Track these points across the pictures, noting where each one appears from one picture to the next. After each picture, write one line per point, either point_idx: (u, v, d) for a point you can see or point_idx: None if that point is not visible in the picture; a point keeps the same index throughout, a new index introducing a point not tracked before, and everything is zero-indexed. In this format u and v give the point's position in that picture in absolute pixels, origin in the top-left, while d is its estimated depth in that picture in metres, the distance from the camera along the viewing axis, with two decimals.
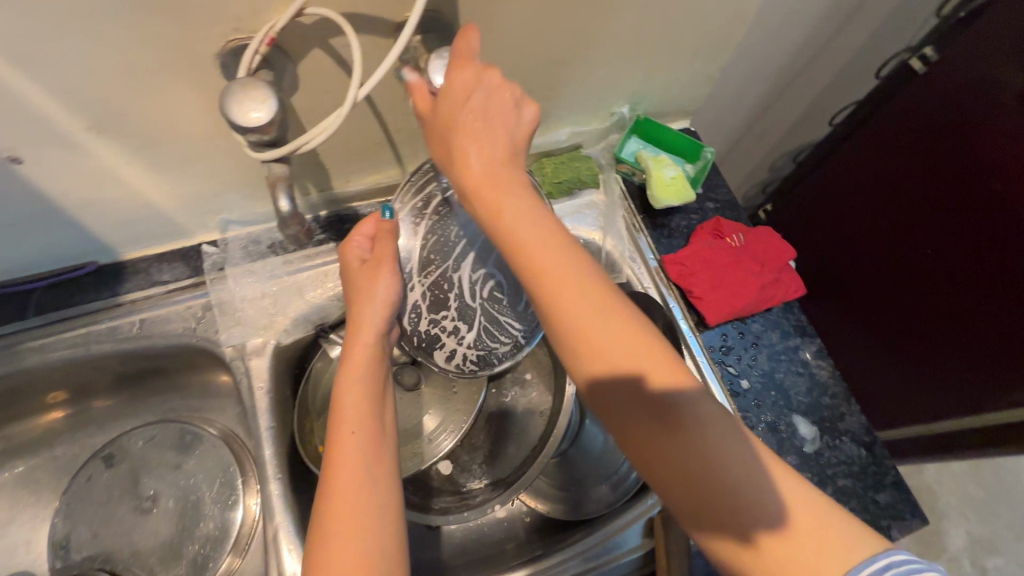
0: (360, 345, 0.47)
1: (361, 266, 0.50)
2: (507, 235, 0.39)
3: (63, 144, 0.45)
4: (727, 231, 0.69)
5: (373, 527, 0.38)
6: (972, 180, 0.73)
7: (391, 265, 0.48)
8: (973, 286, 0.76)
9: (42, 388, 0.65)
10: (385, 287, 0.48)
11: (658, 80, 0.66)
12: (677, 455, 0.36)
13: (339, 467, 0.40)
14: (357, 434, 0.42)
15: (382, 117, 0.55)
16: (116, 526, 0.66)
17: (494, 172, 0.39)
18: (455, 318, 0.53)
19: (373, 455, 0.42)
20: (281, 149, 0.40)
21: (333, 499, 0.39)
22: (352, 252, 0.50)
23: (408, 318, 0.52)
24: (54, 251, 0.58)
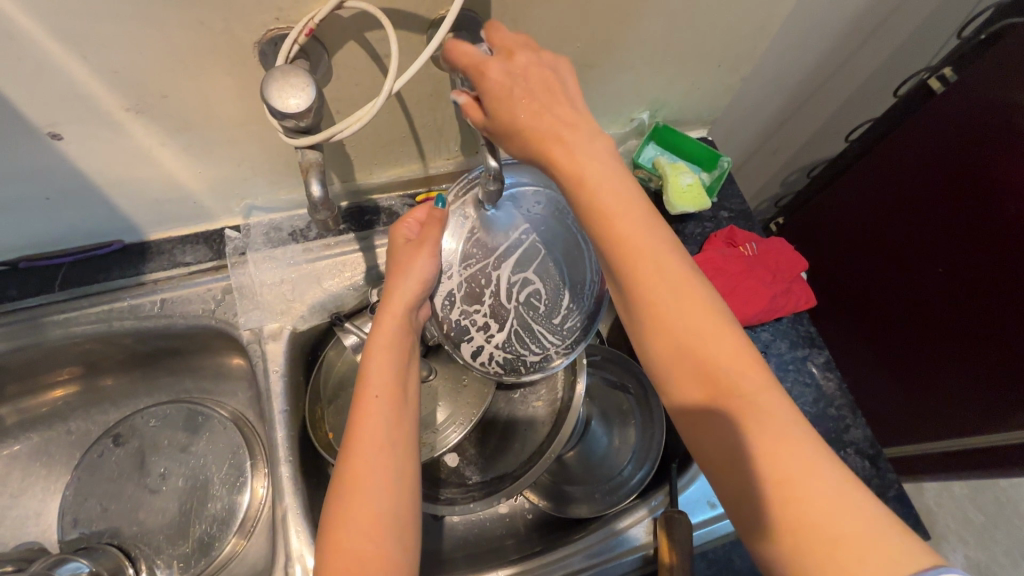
0: (393, 316, 0.49)
1: (406, 243, 0.52)
2: (591, 197, 0.38)
3: (103, 122, 0.46)
4: (740, 240, 0.69)
5: (389, 483, 0.41)
6: (992, 195, 0.72)
7: (432, 249, 0.50)
8: (996, 300, 0.75)
9: (61, 363, 0.66)
10: (424, 265, 0.50)
11: (679, 88, 0.67)
12: (723, 434, 0.36)
13: (363, 425, 0.43)
14: (382, 396, 0.45)
15: (409, 111, 0.56)
16: (125, 502, 0.67)
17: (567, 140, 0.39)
18: (487, 315, 0.52)
19: (395, 416, 0.44)
20: (316, 136, 0.41)
21: (354, 454, 0.42)
22: (401, 232, 0.53)
23: (442, 304, 0.52)
24: (82, 228, 0.59)
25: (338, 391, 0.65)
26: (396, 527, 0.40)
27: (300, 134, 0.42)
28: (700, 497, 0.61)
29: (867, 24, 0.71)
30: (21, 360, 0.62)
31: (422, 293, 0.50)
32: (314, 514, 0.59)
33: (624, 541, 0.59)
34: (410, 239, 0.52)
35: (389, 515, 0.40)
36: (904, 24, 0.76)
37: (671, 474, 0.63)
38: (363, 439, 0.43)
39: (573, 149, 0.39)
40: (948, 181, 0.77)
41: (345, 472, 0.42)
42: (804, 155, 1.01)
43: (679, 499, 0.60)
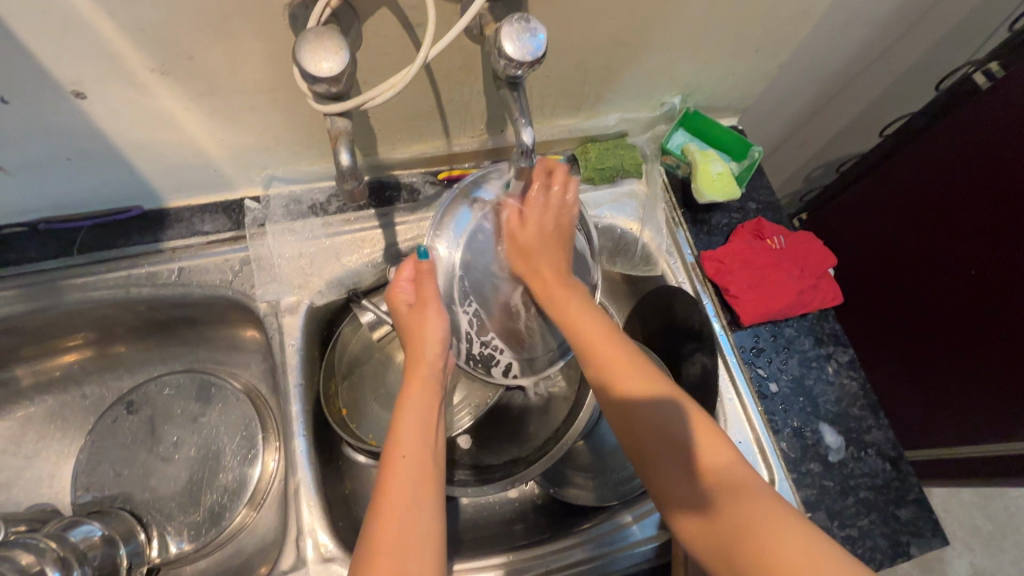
0: (418, 381, 0.52)
1: (409, 310, 0.55)
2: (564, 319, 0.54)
3: (127, 82, 0.45)
4: (768, 233, 0.68)
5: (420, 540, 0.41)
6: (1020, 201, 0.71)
7: (436, 305, 0.54)
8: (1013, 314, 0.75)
9: (77, 327, 0.65)
10: (436, 325, 0.53)
11: (714, 72, 0.65)
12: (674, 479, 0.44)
13: (389, 492, 0.43)
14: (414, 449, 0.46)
15: (437, 86, 0.55)
16: (137, 468, 0.67)
17: (549, 275, 0.56)
18: (501, 336, 0.60)
19: (422, 476, 0.45)
20: (346, 103, 0.40)
21: (384, 509, 0.42)
22: (398, 298, 0.55)
23: (462, 346, 0.59)
24: (102, 192, 0.58)
25: (353, 368, 0.66)
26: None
27: (330, 101, 0.40)
28: None
29: (915, 12, 0.68)
30: (38, 323, 0.62)
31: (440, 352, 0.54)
32: (326, 488, 0.59)
33: (635, 532, 0.59)
34: (415, 304, 0.54)
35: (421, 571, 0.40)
36: (952, 15, 0.73)
37: None
38: (393, 494, 0.43)
39: (552, 282, 0.56)
40: (987, 183, 0.75)
41: (375, 527, 0.42)
42: (833, 150, 0.98)
43: None
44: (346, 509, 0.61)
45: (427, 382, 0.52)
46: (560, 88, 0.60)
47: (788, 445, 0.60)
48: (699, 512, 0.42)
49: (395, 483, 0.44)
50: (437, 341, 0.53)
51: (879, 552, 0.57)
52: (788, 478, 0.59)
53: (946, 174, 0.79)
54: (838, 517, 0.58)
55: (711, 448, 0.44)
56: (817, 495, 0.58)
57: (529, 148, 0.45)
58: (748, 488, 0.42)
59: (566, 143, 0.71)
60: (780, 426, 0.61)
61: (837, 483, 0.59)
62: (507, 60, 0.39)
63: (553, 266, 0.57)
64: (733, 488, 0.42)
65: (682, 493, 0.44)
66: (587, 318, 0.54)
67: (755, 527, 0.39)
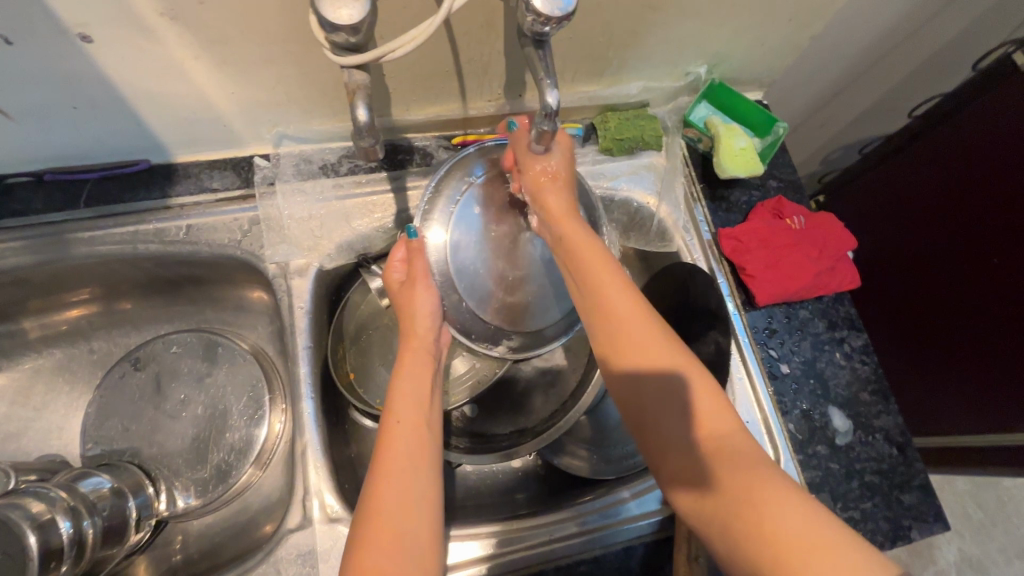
0: (413, 353, 0.52)
1: (400, 286, 0.54)
2: (580, 274, 0.49)
3: (136, 28, 0.43)
4: (788, 212, 0.66)
5: (414, 508, 0.41)
6: None
7: (426, 280, 0.53)
8: None
9: (86, 282, 0.65)
10: (425, 299, 0.52)
11: (744, 41, 0.62)
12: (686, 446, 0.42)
13: (388, 449, 0.44)
14: (405, 419, 0.47)
15: (456, 44, 0.52)
16: (145, 424, 0.67)
17: (558, 213, 0.52)
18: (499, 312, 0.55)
19: (416, 444, 0.45)
20: (365, 54, 0.38)
21: (379, 477, 0.43)
22: (392, 277, 0.55)
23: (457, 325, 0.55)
24: (109, 143, 0.57)
25: (361, 333, 0.65)
26: (418, 555, 0.39)
27: (348, 52, 0.39)
28: None
29: None
30: (45, 275, 0.61)
31: (433, 322, 0.54)
32: (333, 451, 0.59)
33: (635, 507, 0.59)
34: (403, 282, 0.54)
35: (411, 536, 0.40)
36: None
37: None
38: (393, 459, 0.44)
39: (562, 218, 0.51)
40: (1015, 168, 0.73)
41: (370, 493, 0.42)
42: (855, 132, 0.96)
43: None
44: (351, 471, 0.61)
45: (419, 357, 0.52)
46: (582, 51, 0.58)
47: (796, 426, 0.60)
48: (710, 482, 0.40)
49: (390, 453, 0.44)
50: (425, 318, 0.53)
51: (879, 534, 0.57)
52: (793, 458, 0.59)
53: (974, 158, 0.77)
54: (842, 498, 0.58)
55: (723, 419, 0.42)
56: (822, 477, 0.58)
57: (554, 110, 0.42)
58: (744, 452, 0.40)
59: (585, 111, 0.68)
60: (789, 407, 0.61)
61: (842, 465, 0.59)
62: (534, 15, 0.37)
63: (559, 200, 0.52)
64: (733, 456, 0.40)
65: (693, 461, 0.41)
66: (603, 263, 0.49)
67: (750, 494, 0.37)
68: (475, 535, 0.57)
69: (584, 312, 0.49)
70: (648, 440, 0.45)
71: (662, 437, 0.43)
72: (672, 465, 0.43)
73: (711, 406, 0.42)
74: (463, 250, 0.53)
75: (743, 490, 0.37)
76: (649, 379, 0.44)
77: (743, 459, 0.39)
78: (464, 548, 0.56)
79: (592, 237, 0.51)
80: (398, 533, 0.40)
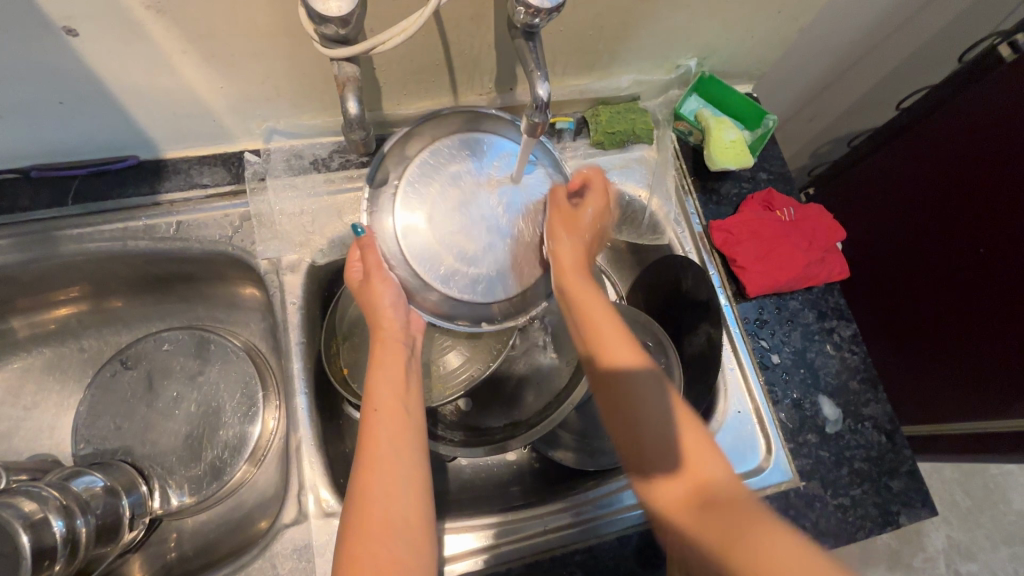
0: (383, 341, 0.52)
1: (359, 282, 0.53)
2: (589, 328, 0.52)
3: (123, 21, 0.43)
4: (778, 204, 0.67)
5: (400, 494, 0.42)
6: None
7: (381, 272, 0.51)
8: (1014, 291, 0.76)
9: (77, 280, 0.65)
10: (382, 291, 0.51)
11: (733, 35, 0.62)
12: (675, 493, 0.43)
13: (371, 438, 0.45)
14: (385, 408, 0.46)
15: (447, 38, 0.52)
16: (137, 422, 0.67)
17: (567, 262, 0.55)
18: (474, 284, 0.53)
19: (397, 432, 0.45)
20: (355, 47, 0.38)
21: (365, 465, 0.43)
22: (353, 275, 0.55)
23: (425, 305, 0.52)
24: (95, 139, 0.56)
25: (353, 329, 0.64)
26: (409, 540, 0.41)
27: (338, 45, 0.38)
28: None
29: None
30: (34, 273, 0.61)
31: (399, 307, 0.52)
32: (327, 446, 0.59)
33: (628, 497, 0.59)
34: (362, 280, 0.53)
35: (403, 520, 0.41)
36: None
37: None
38: (375, 447, 0.44)
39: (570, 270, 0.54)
40: (1001, 160, 0.74)
41: (358, 483, 0.42)
42: (844, 124, 0.97)
43: None
44: (346, 466, 0.61)
45: (390, 347, 0.52)
46: (573, 44, 0.58)
47: (787, 416, 0.61)
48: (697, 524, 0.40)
49: (372, 441, 0.44)
50: (386, 309, 0.51)
51: (869, 520, 0.58)
52: (784, 447, 0.60)
53: (963, 148, 0.78)
54: (832, 486, 0.59)
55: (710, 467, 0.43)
56: (813, 465, 0.59)
57: (545, 102, 0.42)
58: (731, 499, 0.41)
59: (576, 104, 0.68)
60: (780, 396, 0.61)
61: (833, 453, 0.60)
62: (524, 8, 0.38)
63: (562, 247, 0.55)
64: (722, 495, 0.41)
65: (682, 505, 0.42)
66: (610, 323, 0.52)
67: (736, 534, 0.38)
68: (472, 527, 0.57)
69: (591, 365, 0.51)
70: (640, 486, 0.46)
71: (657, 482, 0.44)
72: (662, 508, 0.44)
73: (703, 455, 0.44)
74: (417, 236, 0.51)
75: (729, 530, 0.39)
76: (652, 428, 0.46)
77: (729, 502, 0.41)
78: (462, 540, 0.56)
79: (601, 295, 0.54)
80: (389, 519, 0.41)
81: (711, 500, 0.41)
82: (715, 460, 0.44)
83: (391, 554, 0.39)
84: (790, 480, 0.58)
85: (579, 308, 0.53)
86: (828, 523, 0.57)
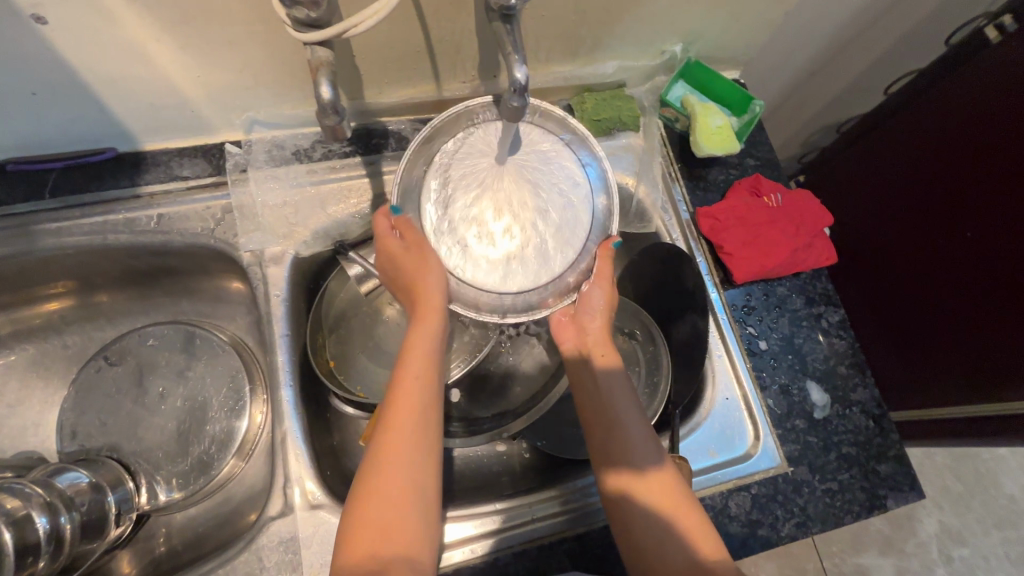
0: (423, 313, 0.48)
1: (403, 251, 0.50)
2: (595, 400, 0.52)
3: (92, 7, 0.42)
4: (765, 190, 0.66)
5: (417, 468, 0.42)
6: (1013, 159, 0.72)
7: (422, 248, 0.50)
8: (1000, 271, 0.76)
9: (58, 275, 0.64)
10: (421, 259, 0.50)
11: (718, 19, 0.62)
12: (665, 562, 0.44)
13: (397, 408, 0.43)
14: (412, 383, 0.45)
15: (427, 24, 0.51)
16: (124, 418, 0.66)
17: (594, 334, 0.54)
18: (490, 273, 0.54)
19: (425, 403, 0.45)
20: (327, 30, 0.37)
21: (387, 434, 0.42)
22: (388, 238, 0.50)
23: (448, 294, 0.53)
24: (72, 131, 0.55)
25: (341, 320, 0.65)
26: (421, 511, 0.41)
27: (310, 29, 0.38)
28: (702, 445, 0.60)
29: None
30: (13, 269, 0.60)
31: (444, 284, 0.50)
32: (314, 439, 0.58)
33: None
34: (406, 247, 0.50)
35: (417, 494, 0.41)
36: None
37: (678, 421, 0.60)
38: (400, 418, 0.43)
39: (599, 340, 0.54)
40: (988, 140, 0.75)
41: (380, 450, 0.42)
42: (834, 111, 0.96)
43: (680, 447, 0.59)
44: (334, 459, 0.61)
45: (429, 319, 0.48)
46: (556, 30, 0.57)
47: (775, 402, 0.61)
48: None
49: (400, 410, 0.43)
50: (422, 276, 0.49)
51: (857, 504, 0.58)
52: (772, 433, 0.60)
53: (953, 132, 0.79)
54: (820, 471, 0.59)
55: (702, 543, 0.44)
56: (800, 450, 0.59)
57: (523, 85, 0.41)
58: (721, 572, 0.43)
59: (562, 91, 0.68)
60: (767, 382, 0.61)
61: (821, 438, 0.60)
62: None
63: (598, 307, 0.55)
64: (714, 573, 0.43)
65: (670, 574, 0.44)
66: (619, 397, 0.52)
67: None
68: (470, 515, 0.57)
69: (591, 428, 0.51)
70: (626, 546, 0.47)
71: (647, 550, 0.45)
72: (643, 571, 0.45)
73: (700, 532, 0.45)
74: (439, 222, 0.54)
75: None
76: (651, 501, 0.46)
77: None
78: (460, 528, 0.56)
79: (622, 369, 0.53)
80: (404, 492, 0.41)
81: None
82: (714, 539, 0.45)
83: (402, 517, 0.40)
84: (778, 466, 0.58)
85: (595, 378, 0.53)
86: (816, 508, 0.57)
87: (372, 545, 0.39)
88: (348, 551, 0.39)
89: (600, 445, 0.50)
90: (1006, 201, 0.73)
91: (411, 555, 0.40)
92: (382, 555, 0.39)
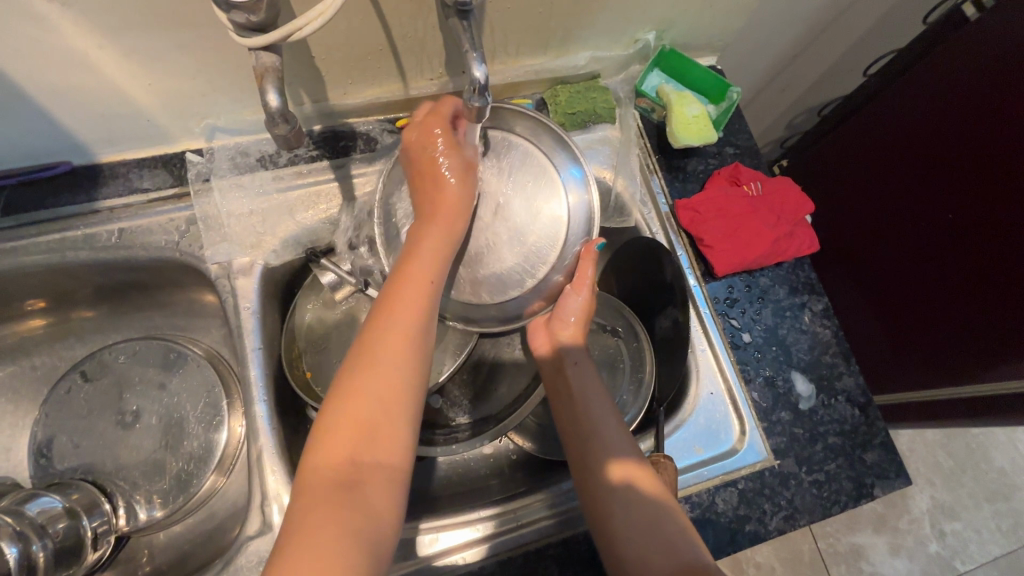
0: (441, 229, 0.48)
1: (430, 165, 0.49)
2: (571, 398, 0.53)
3: (23, 15, 0.40)
4: (745, 179, 0.65)
5: (408, 361, 0.42)
6: (998, 139, 0.71)
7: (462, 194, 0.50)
8: (985, 250, 0.76)
9: (20, 295, 0.62)
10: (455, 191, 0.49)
11: (691, 6, 0.60)
12: (640, 535, 0.45)
13: (397, 307, 0.43)
14: (424, 284, 0.45)
15: (387, 22, 0.49)
16: (97, 439, 0.65)
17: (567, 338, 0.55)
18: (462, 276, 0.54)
19: (423, 301, 0.45)
20: (271, 34, 0.36)
21: (388, 324, 0.42)
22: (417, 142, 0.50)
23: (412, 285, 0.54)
24: (23, 146, 0.53)
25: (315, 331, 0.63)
26: (405, 417, 0.40)
27: (254, 32, 0.37)
28: (688, 442, 0.59)
29: None
30: None
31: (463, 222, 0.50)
32: (291, 453, 0.57)
33: None
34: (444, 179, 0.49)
35: (411, 395, 0.41)
36: None
37: (661, 418, 0.60)
38: (398, 311, 0.43)
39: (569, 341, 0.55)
40: (972, 120, 0.74)
41: (379, 341, 0.42)
42: (816, 94, 0.95)
43: (665, 445, 0.59)
44: None
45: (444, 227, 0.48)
46: (523, 23, 0.55)
47: (760, 395, 0.60)
48: (649, 560, 0.43)
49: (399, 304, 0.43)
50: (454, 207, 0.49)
51: (844, 494, 0.58)
52: (758, 427, 0.59)
53: (937, 113, 0.77)
54: (807, 462, 0.58)
55: (673, 516, 0.46)
56: (787, 443, 0.59)
57: (483, 85, 0.40)
58: (691, 547, 0.44)
59: (534, 85, 0.66)
60: (752, 375, 0.61)
61: (807, 430, 0.59)
62: None
63: (574, 310, 0.55)
64: (681, 542, 0.44)
65: (639, 547, 0.44)
66: (589, 395, 0.53)
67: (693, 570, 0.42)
68: (466, 521, 0.57)
69: (565, 419, 0.52)
70: (596, 530, 0.47)
71: (616, 526, 0.46)
72: (617, 562, 0.45)
73: (669, 504, 0.47)
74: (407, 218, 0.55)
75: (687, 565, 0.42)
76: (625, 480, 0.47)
77: (687, 552, 0.43)
78: (462, 533, 0.56)
79: (595, 376, 0.55)
80: (400, 394, 0.40)
81: (674, 545, 0.44)
82: (678, 513, 0.46)
83: (386, 414, 0.39)
84: (765, 459, 0.58)
85: (569, 381, 0.54)
86: (804, 499, 0.57)
87: (350, 437, 0.38)
88: (325, 452, 0.38)
89: (574, 449, 0.51)
90: (992, 181, 0.73)
91: (394, 462, 0.39)
92: (361, 458, 0.38)
